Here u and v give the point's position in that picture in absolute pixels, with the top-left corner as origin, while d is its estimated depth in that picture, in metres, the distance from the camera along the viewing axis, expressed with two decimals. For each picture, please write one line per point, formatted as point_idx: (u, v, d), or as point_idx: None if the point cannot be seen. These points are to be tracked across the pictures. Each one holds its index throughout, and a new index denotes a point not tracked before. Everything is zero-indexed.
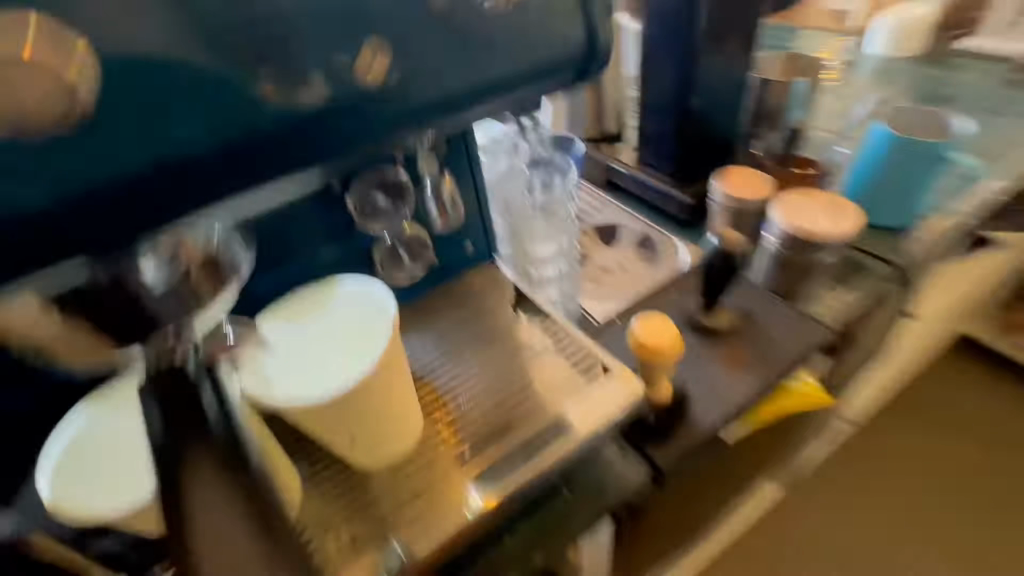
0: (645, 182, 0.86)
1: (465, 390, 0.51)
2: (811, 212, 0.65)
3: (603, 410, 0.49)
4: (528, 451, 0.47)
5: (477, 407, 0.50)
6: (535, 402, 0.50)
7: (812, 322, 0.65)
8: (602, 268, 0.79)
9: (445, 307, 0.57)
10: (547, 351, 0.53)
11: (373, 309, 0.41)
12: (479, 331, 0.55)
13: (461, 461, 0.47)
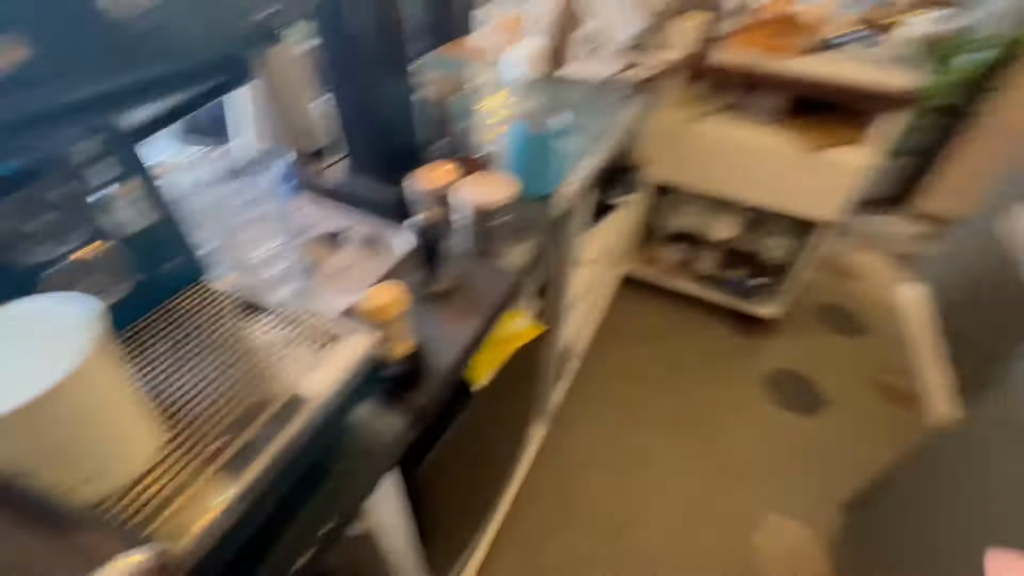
0: (359, 187, 0.94)
1: (209, 395, 0.57)
2: (485, 188, 0.86)
3: (333, 374, 0.58)
4: (272, 430, 0.53)
5: (225, 403, 0.56)
6: (280, 382, 0.57)
7: (504, 271, 0.85)
8: (337, 268, 0.85)
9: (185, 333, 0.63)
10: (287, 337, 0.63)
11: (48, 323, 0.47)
12: (219, 343, 0.62)
13: (212, 461, 0.51)
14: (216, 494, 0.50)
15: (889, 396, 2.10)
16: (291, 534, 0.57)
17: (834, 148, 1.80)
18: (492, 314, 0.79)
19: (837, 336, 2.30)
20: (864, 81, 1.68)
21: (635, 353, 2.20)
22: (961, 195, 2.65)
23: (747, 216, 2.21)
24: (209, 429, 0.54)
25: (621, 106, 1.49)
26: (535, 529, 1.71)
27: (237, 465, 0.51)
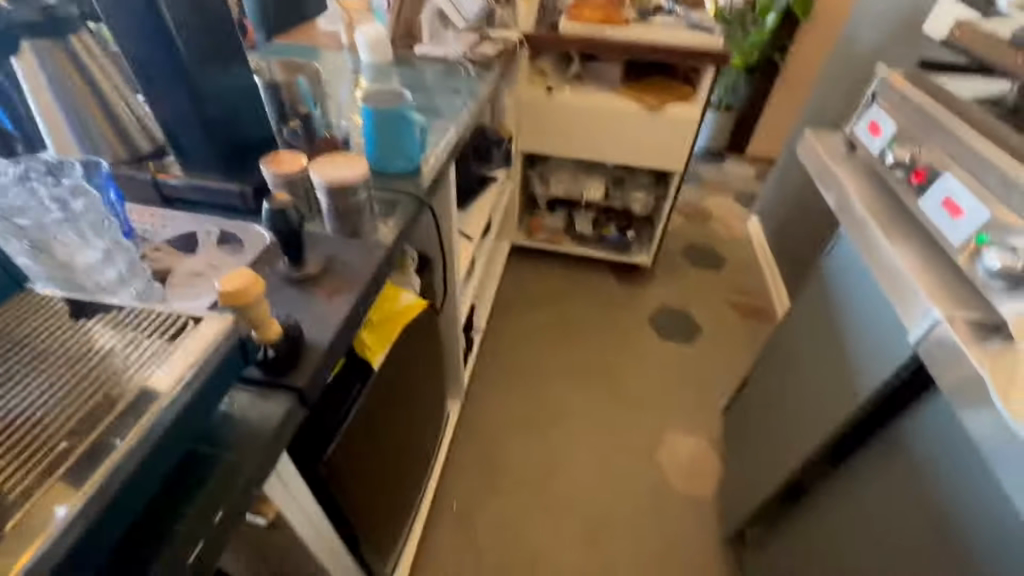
0: (203, 186, 0.89)
1: (36, 400, 0.46)
2: (341, 167, 0.85)
3: (194, 358, 0.51)
4: (122, 430, 0.46)
5: (57, 408, 0.46)
6: (131, 375, 0.49)
7: (375, 246, 0.87)
8: (193, 273, 0.80)
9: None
10: (136, 324, 0.53)
11: None
12: (42, 342, 0.50)
13: (50, 468, 0.43)
14: (58, 507, 0.41)
15: (748, 314, 2.45)
16: (159, 554, 0.49)
17: (669, 103, 2.03)
18: (369, 286, 0.80)
19: (701, 272, 2.63)
20: (681, 44, 1.93)
21: (533, 320, 2.33)
22: (776, 140, 3.15)
23: (614, 174, 2.40)
24: (40, 433, 0.44)
25: (473, 83, 1.55)
26: (460, 501, 1.76)
27: (88, 465, 0.43)
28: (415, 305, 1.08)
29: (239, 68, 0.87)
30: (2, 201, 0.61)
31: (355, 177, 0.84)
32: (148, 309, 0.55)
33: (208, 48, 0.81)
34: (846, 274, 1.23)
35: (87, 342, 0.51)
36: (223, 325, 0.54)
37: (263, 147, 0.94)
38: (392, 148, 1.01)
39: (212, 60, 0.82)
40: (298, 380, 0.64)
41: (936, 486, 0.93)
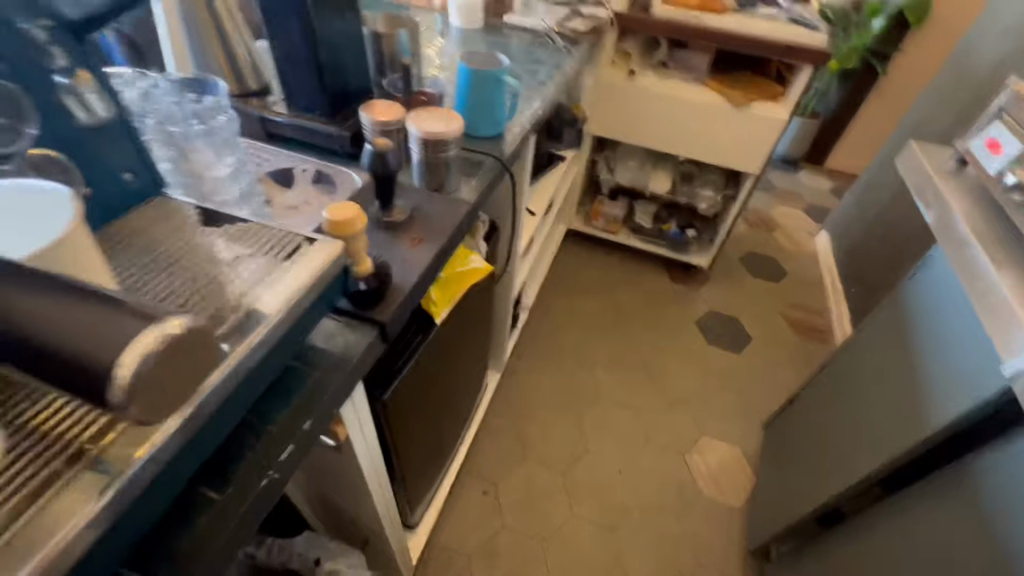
0: (304, 125, 0.94)
1: (172, 294, 0.50)
2: (435, 121, 0.87)
3: (305, 278, 0.53)
4: (236, 339, 0.47)
5: (188, 298, 0.50)
6: (251, 284, 0.51)
7: (458, 202, 0.89)
8: (291, 206, 0.84)
9: (135, 234, 0.55)
10: (259, 240, 0.56)
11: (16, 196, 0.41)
12: (179, 242, 0.55)
13: None
14: None
15: (803, 331, 2.35)
16: (256, 448, 0.54)
17: (756, 101, 1.94)
18: (450, 238, 0.83)
19: (760, 281, 2.53)
20: (781, 39, 1.82)
21: (580, 305, 2.33)
22: (860, 152, 2.96)
23: (684, 168, 2.33)
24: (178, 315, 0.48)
25: (560, 56, 1.53)
26: (490, 465, 1.81)
27: None
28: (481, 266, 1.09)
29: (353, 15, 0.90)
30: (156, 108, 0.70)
31: (449, 132, 0.85)
32: (265, 226, 0.58)
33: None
34: (936, 299, 1.16)
35: (209, 250, 0.54)
36: (332, 251, 0.55)
37: (361, 94, 0.98)
38: (481, 110, 1.03)
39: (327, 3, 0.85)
40: (381, 315, 0.67)
41: (1001, 532, 0.88)
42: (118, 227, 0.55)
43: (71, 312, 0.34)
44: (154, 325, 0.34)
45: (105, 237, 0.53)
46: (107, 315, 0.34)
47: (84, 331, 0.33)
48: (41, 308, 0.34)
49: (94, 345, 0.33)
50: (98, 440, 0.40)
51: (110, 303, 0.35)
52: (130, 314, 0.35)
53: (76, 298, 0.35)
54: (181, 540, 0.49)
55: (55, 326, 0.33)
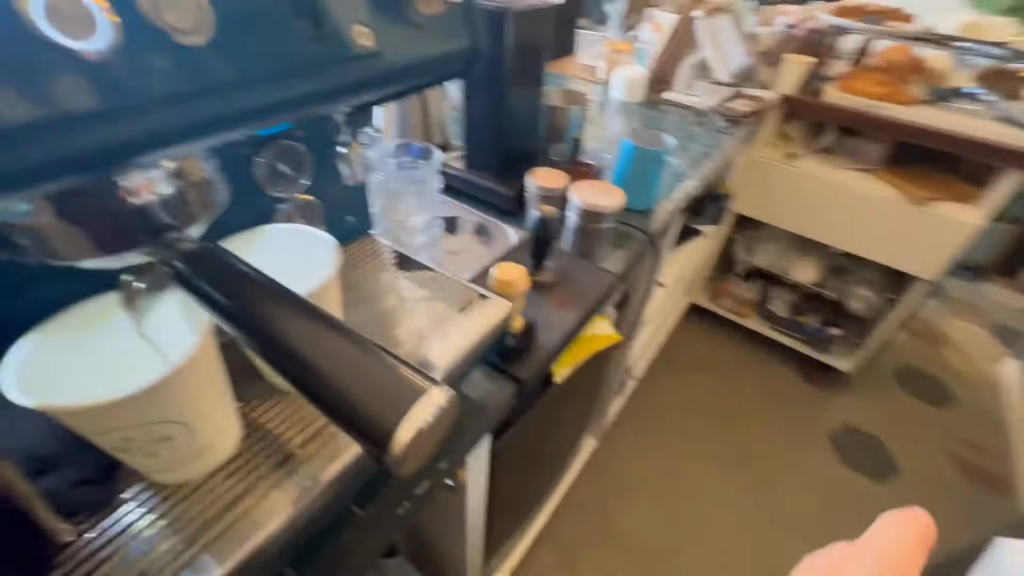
0: (473, 180, 1.03)
1: (374, 330, 0.57)
2: (595, 195, 0.91)
3: (478, 330, 0.58)
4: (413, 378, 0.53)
5: (380, 334, 0.57)
6: (433, 329, 0.58)
7: (605, 272, 0.91)
8: (451, 251, 0.94)
9: (349, 269, 0.64)
10: (439, 287, 0.63)
11: (301, 243, 0.52)
12: (382, 280, 0.64)
13: None
14: None
15: (973, 476, 1.93)
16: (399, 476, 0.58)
17: (942, 202, 1.71)
18: (593, 307, 0.84)
19: (917, 403, 2.15)
20: (983, 139, 1.61)
21: (694, 386, 2.18)
22: None
23: (837, 261, 2.12)
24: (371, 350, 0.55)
25: (718, 136, 1.52)
26: (574, 537, 1.71)
27: None
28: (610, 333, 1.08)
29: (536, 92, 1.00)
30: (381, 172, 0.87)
31: (608, 207, 0.89)
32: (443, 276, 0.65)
33: (521, 74, 0.95)
34: None
35: (400, 292, 0.62)
36: (502, 308, 0.61)
37: (529, 159, 1.07)
38: (637, 186, 1.06)
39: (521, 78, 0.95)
40: (521, 373, 0.70)
41: None
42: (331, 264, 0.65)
43: (342, 357, 0.37)
44: (420, 395, 0.36)
45: None
46: (373, 369, 0.37)
47: (357, 385, 0.36)
48: (319, 349, 0.38)
49: (380, 405, 0.35)
50: (304, 448, 0.47)
51: (373, 355, 0.38)
52: (391, 372, 0.37)
53: (345, 343, 0.38)
54: (327, 548, 0.53)
55: (330, 371, 0.37)
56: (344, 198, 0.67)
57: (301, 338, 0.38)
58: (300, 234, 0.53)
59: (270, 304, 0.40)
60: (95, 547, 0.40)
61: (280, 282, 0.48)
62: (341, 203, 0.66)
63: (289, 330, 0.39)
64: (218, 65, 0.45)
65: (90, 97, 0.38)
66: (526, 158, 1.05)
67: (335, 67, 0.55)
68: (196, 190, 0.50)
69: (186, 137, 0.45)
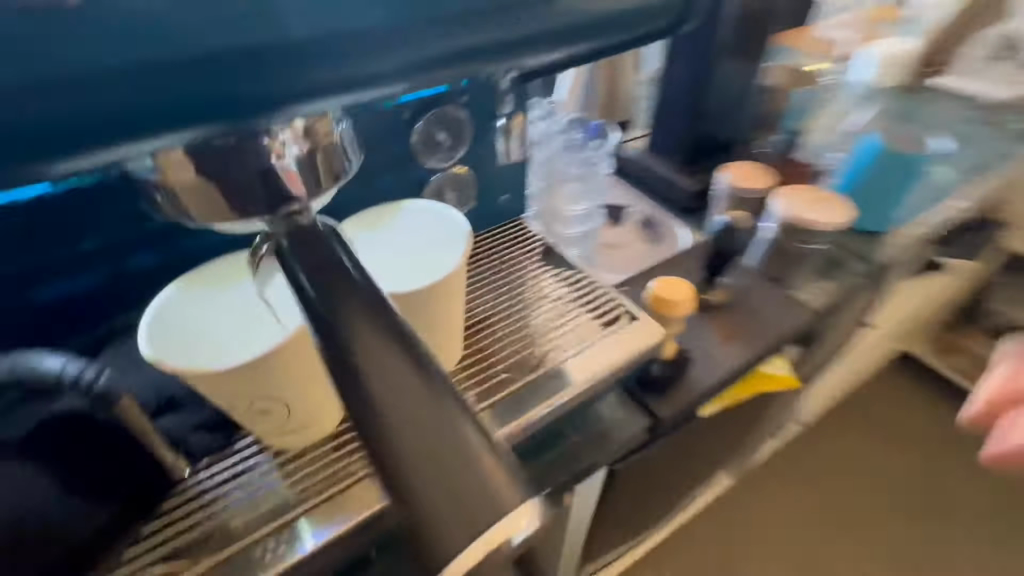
0: (651, 166, 0.90)
1: (504, 328, 0.51)
2: (809, 205, 0.70)
3: (619, 356, 0.49)
4: (531, 395, 0.47)
5: (505, 335, 0.51)
6: (564, 344, 0.50)
7: (799, 306, 0.71)
8: (607, 245, 0.83)
9: (481, 247, 0.57)
10: (579, 291, 0.54)
11: (428, 221, 0.42)
12: (522, 267, 0.56)
13: (484, 388, 0.47)
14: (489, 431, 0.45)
15: None
16: None
17: None
18: (772, 347, 0.67)
19: None
20: None
21: None
22: None
23: None
24: (490, 352, 0.50)
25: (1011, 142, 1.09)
26: None
27: (508, 417, 0.46)
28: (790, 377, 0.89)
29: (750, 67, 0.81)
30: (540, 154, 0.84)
31: (821, 223, 0.68)
32: (587, 279, 0.55)
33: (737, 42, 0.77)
34: None
35: (536, 289, 0.54)
36: (651, 339, 0.50)
37: (724, 148, 0.89)
38: (872, 195, 0.80)
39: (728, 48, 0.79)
40: (659, 412, 0.59)
41: None
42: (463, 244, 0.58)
43: (411, 405, 0.25)
44: (514, 512, 0.22)
45: None
46: (449, 445, 0.24)
47: (417, 460, 0.23)
48: (384, 383, 0.25)
49: (452, 514, 0.22)
50: None
51: (453, 415, 0.25)
52: (470, 455, 0.23)
53: (419, 385, 0.25)
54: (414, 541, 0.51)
55: (389, 421, 0.24)
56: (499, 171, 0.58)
57: (364, 357, 0.26)
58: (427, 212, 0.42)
59: (338, 291, 0.28)
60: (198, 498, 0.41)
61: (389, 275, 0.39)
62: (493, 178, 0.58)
63: (350, 343, 0.26)
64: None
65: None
66: (719, 145, 0.88)
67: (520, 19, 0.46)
68: (327, 152, 0.34)
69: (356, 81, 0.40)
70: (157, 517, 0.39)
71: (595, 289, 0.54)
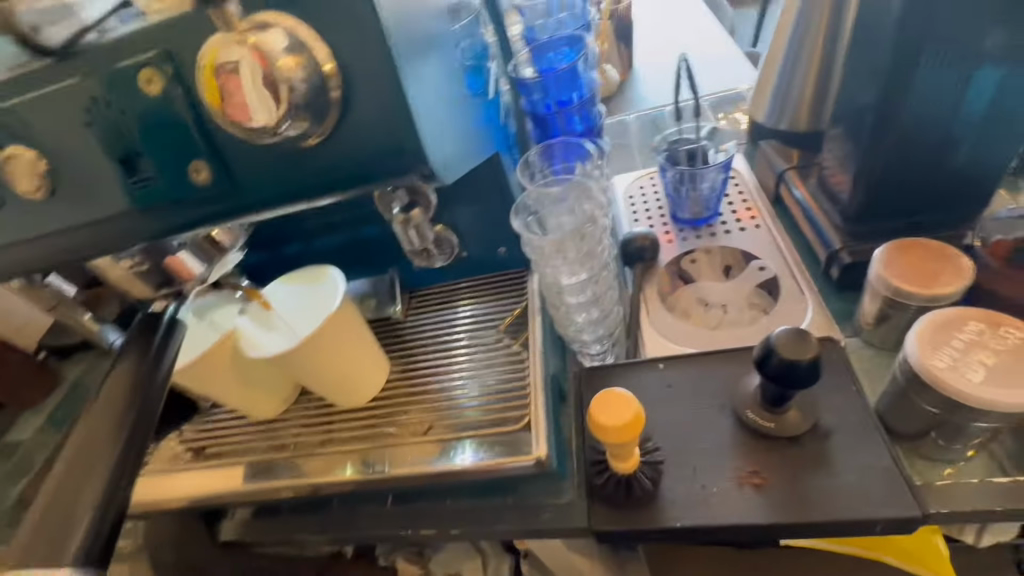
0: (815, 219, 0.69)
1: (463, 373, 0.53)
2: (977, 355, 0.43)
3: (495, 457, 0.47)
4: (458, 449, 0.48)
5: (460, 385, 0.52)
6: (468, 419, 0.50)
7: (913, 490, 0.46)
8: (701, 301, 0.69)
9: (479, 291, 0.59)
10: (513, 371, 0.52)
11: (318, 294, 0.48)
12: (494, 322, 0.56)
13: (419, 431, 0.50)
14: (409, 463, 0.48)
15: None
16: (426, 508, 0.59)
17: None
18: (820, 524, 0.47)
19: None
20: None
21: None
22: None
23: None
24: (440, 394, 0.52)
25: None
26: None
27: (440, 455, 0.48)
28: (942, 565, 0.56)
29: (997, 71, 0.53)
30: (555, 213, 0.56)
31: (987, 396, 0.41)
32: (532, 357, 0.52)
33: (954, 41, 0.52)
34: None
35: (505, 353, 0.53)
36: (521, 459, 0.46)
37: (933, 198, 0.62)
38: None
39: (951, 77, 0.54)
40: (599, 521, 0.52)
41: None
42: (459, 285, 0.60)
43: (91, 453, 0.37)
44: (64, 553, 0.32)
45: (436, 289, 0.60)
46: (84, 492, 0.35)
47: (58, 486, 0.35)
48: (95, 430, 0.38)
49: (50, 524, 0.34)
50: (341, 442, 0.52)
51: (103, 475, 0.36)
52: (77, 505, 0.34)
53: (109, 443, 0.37)
54: (361, 509, 0.62)
55: (73, 461, 0.36)
56: (488, 223, 0.56)
57: (104, 404, 0.39)
58: (333, 293, 0.47)
59: (131, 358, 0.41)
60: (215, 417, 0.58)
61: (287, 330, 0.47)
62: (480, 231, 0.56)
63: (108, 391, 0.40)
64: (262, 173, 0.40)
65: (139, 192, 0.41)
66: (912, 210, 0.63)
67: (399, 169, 0.39)
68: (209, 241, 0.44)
69: (195, 222, 0.42)
70: (190, 423, 0.58)
71: (531, 371, 0.51)
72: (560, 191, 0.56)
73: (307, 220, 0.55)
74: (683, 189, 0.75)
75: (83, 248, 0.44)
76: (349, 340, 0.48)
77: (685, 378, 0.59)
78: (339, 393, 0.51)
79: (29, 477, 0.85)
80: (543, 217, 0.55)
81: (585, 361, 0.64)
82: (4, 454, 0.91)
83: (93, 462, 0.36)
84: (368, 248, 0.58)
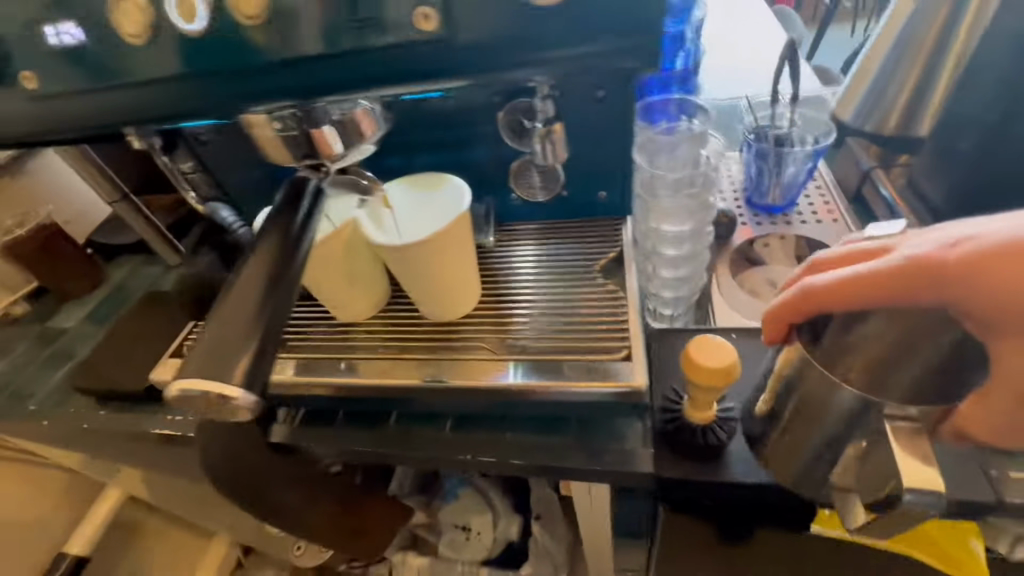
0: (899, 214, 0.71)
1: (547, 304, 0.54)
2: None
3: (572, 379, 0.48)
4: (539, 370, 0.49)
5: (543, 313, 0.53)
6: (551, 344, 0.51)
7: (989, 480, 0.47)
8: (771, 283, 0.69)
9: (568, 234, 0.59)
10: (592, 303, 0.53)
11: (438, 200, 0.49)
12: (570, 259, 0.57)
13: (499, 349, 0.51)
14: (490, 376, 0.49)
15: None
16: (486, 438, 0.60)
17: None
18: None
19: None
20: None
21: None
22: None
23: None
24: (519, 318, 0.53)
25: None
26: None
27: (514, 371, 0.49)
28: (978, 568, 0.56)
29: None
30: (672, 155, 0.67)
31: None
32: (627, 298, 0.53)
33: None
34: None
35: (593, 291, 0.54)
36: (616, 385, 0.46)
37: None
38: None
39: None
40: (664, 467, 0.54)
41: None
42: (546, 224, 0.61)
43: (244, 303, 0.37)
44: (226, 383, 0.34)
45: (523, 226, 0.61)
46: (245, 331, 0.36)
47: (217, 327, 0.36)
48: (250, 282, 0.38)
49: (215, 354, 0.35)
50: (420, 351, 0.53)
51: (263, 321, 0.37)
52: (239, 348, 0.35)
53: (262, 296, 0.37)
54: (418, 431, 0.63)
55: (231, 309, 0.37)
56: (597, 166, 0.56)
57: (255, 264, 0.39)
58: (454, 200, 0.48)
59: (277, 228, 0.41)
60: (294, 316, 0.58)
61: (400, 228, 0.47)
62: (588, 173, 0.57)
63: (256, 258, 0.39)
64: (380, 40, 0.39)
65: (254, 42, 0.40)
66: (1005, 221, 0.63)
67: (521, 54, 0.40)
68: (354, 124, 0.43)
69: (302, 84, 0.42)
70: None
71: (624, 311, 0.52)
72: (677, 140, 0.67)
73: (418, 134, 0.56)
74: (766, 172, 0.75)
75: (200, 97, 0.44)
76: (462, 249, 0.49)
77: (757, 349, 0.60)
78: (430, 302, 0.52)
79: (71, 365, 0.86)
80: (654, 149, 0.67)
81: (653, 321, 0.66)
82: (44, 340, 0.92)
83: (247, 315, 0.37)
84: (470, 172, 0.58)
